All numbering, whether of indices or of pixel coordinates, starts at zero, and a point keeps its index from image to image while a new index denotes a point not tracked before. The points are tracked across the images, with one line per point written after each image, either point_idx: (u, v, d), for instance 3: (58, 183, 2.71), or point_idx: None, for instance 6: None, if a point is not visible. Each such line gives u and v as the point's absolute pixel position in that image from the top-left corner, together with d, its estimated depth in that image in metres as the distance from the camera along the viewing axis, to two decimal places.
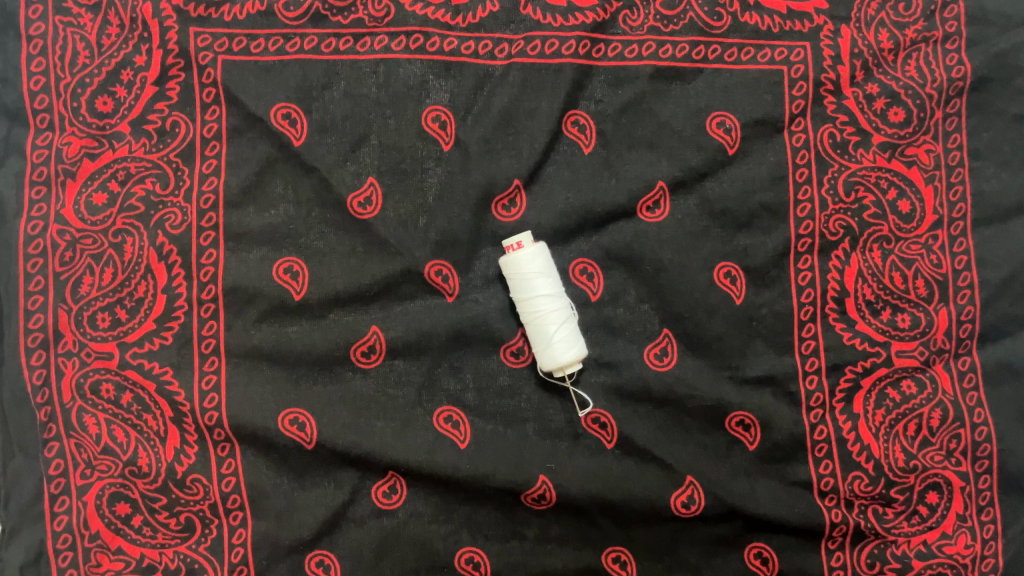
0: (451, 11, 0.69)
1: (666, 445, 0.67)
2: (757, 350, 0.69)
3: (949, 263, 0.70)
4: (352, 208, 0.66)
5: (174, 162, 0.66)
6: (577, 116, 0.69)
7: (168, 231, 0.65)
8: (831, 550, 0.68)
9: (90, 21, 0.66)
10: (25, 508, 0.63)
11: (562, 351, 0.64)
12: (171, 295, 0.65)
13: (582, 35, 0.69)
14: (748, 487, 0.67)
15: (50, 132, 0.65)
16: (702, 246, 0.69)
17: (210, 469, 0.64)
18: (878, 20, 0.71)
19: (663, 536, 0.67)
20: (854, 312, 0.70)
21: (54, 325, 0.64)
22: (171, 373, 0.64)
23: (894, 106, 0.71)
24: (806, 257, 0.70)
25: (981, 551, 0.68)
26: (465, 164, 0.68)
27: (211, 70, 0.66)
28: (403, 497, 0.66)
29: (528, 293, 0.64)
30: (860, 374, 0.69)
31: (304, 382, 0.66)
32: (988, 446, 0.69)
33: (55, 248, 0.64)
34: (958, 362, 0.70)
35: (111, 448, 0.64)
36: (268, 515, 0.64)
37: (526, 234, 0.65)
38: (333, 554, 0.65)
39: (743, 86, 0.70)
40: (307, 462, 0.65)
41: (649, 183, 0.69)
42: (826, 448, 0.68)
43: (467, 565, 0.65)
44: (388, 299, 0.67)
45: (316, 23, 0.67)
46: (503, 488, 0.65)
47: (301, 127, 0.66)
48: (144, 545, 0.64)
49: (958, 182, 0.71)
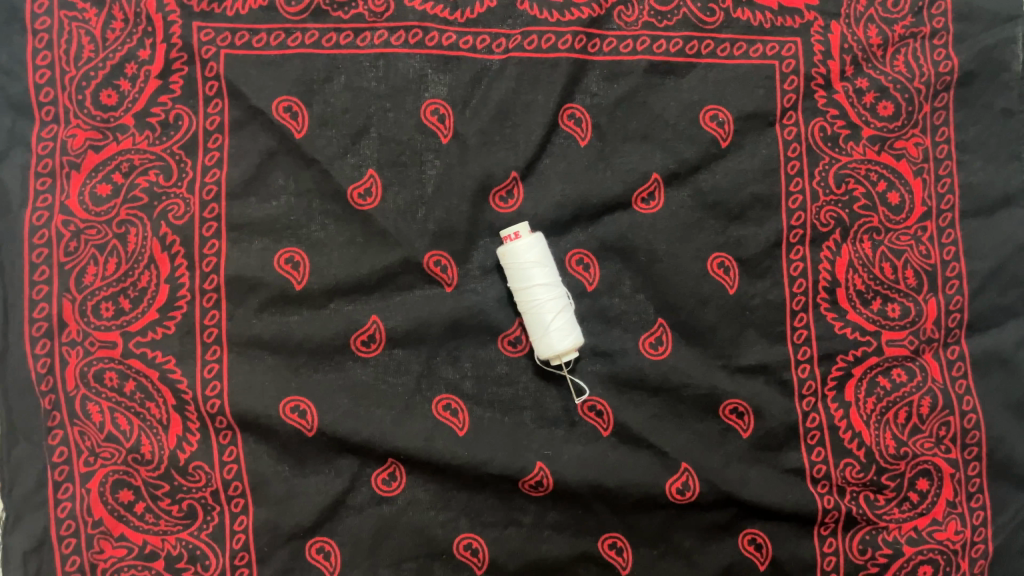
0: (450, 6, 0.70)
1: (661, 433, 0.68)
2: (750, 339, 0.70)
3: (938, 254, 0.72)
4: (353, 199, 0.68)
5: (177, 154, 0.67)
6: (573, 109, 0.71)
7: (172, 222, 0.66)
8: (824, 536, 0.69)
9: (94, 16, 0.68)
10: (29, 495, 0.63)
11: (558, 339, 0.65)
12: (174, 284, 0.66)
13: (578, 30, 0.70)
14: (742, 473, 0.68)
15: (55, 124, 0.66)
16: (696, 237, 0.70)
17: (212, 456, 0.65)
18: (868, 16, 0.73)
19: (658, 522, 0.68)
20: (845, 302, 0.71)
21: (58, 315, 0.65)
22: (173, 361, 0.65)
23: (883, 100, 0.72)
24: (798, 248, 0.71)
25: (971, 537, 0.69)
26: (463, 156, 0.69)
27: (214, 64, 0.68)
28: (402, 484, 0.67)
29: (525, 283, 0.65)
30: (851, 362, 0.70)
31: (305, 371, 0.67)
32: (976, 433, 0.70)
33: (60, 239, 0.65)
34: (947, 351, 0.71)
35: (114, 436, 0.65)
36: (269, 501, 0.65)
37: (524, 224, 0.66)
38: (333, 540, 0.66)
39: (735, 80, 0.72)
40: (307, 449, 0.66)
41: (644, 175, 0.70)
42: (818, 435, 0.69)
43: (465, 551, 0.66)
44: (388, 289, 0.68)
45: (317, 18, 0.69)
46: (501, 475, 0.67)
47: (302, 120, 0.68)
48: (146, 531, 0.65)
49: (947, 174, 0.72)
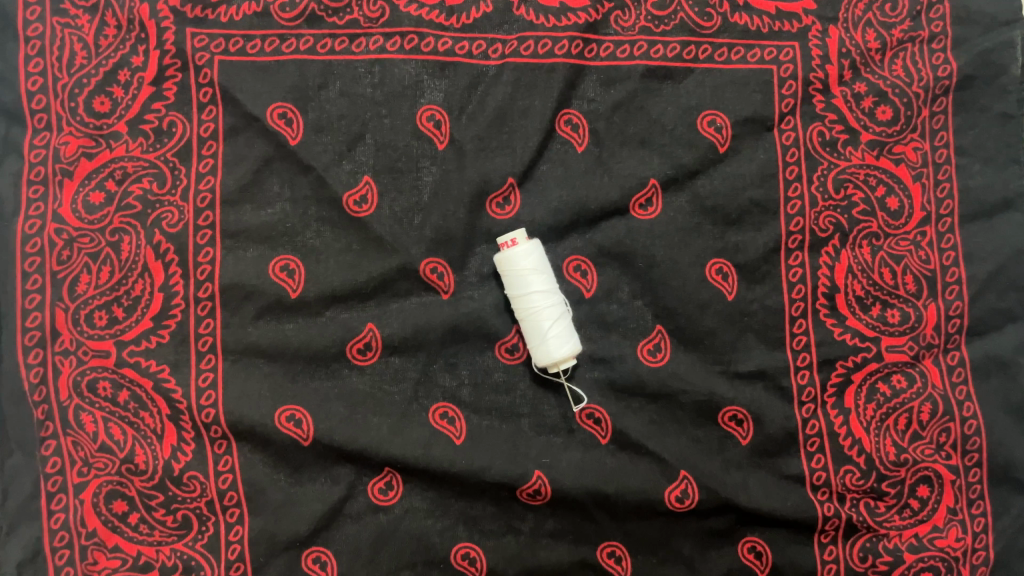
0: (446, 12, 0.69)
1: (660, 439, 0.68)
2: (749, 345, 0.70)
3: (937, 259, 0.71)
4: (348, 206, 0.67)
5: (171, 162, 0.66)
6: (570, 115, 0.70)
7: (166, 230, 0.66)
8: (824, 543, 0.68)
9: (87, 22, 0.67)
10: (22, 506, 0.63)
11: (556, 347, 0.65)
12: (168, 293, 0.65)
13: (574, 35, 0.70)
14: (741, 480, 0.68)
15: (48, 132, 0.66)
16: (694, 243, 0.70)
17: (207, 466, 0.65)
18: (865, 20, 0.73)
19: (657, 530, 0.67)
20: (844, 307, 0.70)
21: (51, 324, 0.64)
22: (168, 371, 0.65)
23: (882, 105, 0.72)
24: (797, 253, 0.71)
25: (972, 543, 0.69)
26: (459, 162, 0.68)
27: (208, 70, 0.67)
28: (399, 493, 0.66)
29: (522, 290, 0.65)
30: (851, 368, 0.70)
31: (301, 379, 0.66)
32: (977, 439, 0.70)
33: (53, 247, 0.65)
34: (947, 356, 0.71)
35: (108, 446, 0.64)
36: (265, 511, 0.65)
37: (521, 231, 0.66)
38: (329, 550, 0.65)
39: (733, 85, 0.71)
40: (303, 458, 0.65)
41: (642, 180, 0.70)
42: (818, 442, 0.69)
43: (463, 560, 0.66)
44: (384, 296, 0.68)
45: (311, 24, 0.68)
46: (498, 483, 0.66)
47: (297, 126, 0.67)
48: (140, 543, 0.64)
49: (945, 179, 0.72)
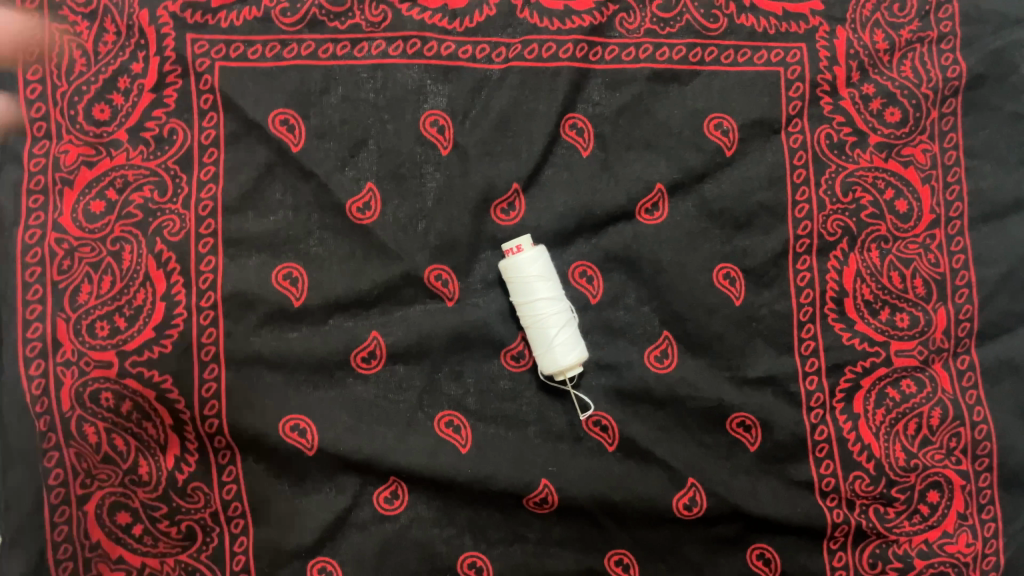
0: (449, 16, 0.69)
1: (668, 446, 0.67)
2: (757, 350, 0.69)
3: (946, 262, 0.70)
4: (352, 213, 0.66)
5: (172, 169, 0.66)
6: (575, 119, 0.69)
7: (167, 239, 0.65)
8: (833, 550, 0.68)
9: (85, 29, 0.66)
10: (24, 518, 0.62)
11: (562, 354, 0.64)
12: (170, 302, 0.65)
13: (579, 38, 0.69)
14: (750, 487, 0.67)
15: (47, 140, 0.65)
16: (701, 247, 0.69)
17: (211, 476, 0.64)
18: (873, 21, 0.72)
19: (666, 537, 0.67)
20: (853, 312, 0.70)
21: (53, 335, 0.64)
22: (171, 381, 0.64)
23: (890, 106, 0.71)
24: (805, 258, 0.70)
25: (982, 549, 0.68)
26: (463, 167, 0.68)
27: (208, 77, 0.66)
28: (405, 502, 0.66)
29: (527, 297, 0.64)
30: (860, 373, 0.69)
31: (305, 387, 0.66)
32: (987, 444, 0.69)
33: (53, 257, 0.64)
34: (956, 360, 0.70)
35: (111, 457, 0.63)
36: (270, 521, 0.64)
37: (526, 237, 0.65)
38: (335, 560, 0.65)
39: (739, 87, 0.70)
40: (308, 468, 0.65)
41: (648, 185, 0.69)
42: (827, 448, 0.68)
43: (470, 570, 0.65)
44: (388, 304, 0.67)
45: (313, 29, 0.68)
46: (505, 492, 0.66)
47: (299, 132, 0.66)
48: (145, 554, 0.64)
49: (955, 181, 0.71)
